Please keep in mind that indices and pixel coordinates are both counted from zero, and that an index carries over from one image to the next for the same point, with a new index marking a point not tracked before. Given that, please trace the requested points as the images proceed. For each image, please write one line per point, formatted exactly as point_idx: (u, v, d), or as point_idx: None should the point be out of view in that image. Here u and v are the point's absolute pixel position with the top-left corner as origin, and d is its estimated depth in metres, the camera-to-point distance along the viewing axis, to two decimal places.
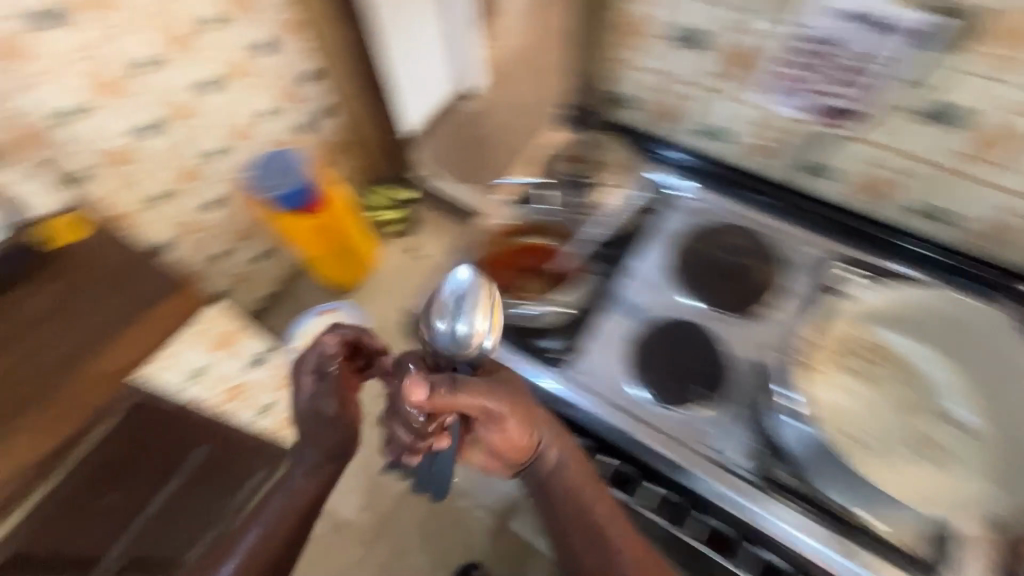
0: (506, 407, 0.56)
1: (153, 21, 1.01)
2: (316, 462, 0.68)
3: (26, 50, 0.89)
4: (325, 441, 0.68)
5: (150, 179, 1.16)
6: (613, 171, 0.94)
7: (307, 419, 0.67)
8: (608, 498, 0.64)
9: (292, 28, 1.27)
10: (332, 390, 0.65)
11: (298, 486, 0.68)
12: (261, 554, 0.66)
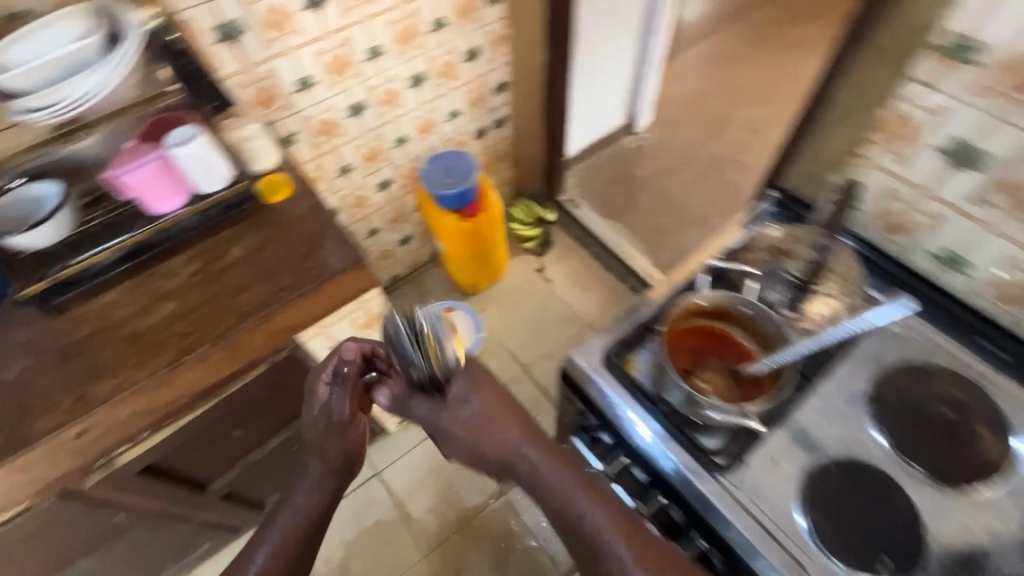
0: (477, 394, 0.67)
1: (394, 18, 1.13)
2: (319, 471, 0.77)
3: (298, 25, 1.02)
4: (331, 450, 0.76)
5: (346, 149, 1.30)
6: (845, 274, 0.74)
7: (317, 426, 0.76)
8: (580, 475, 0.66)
9: (496, 43, 1.38)
10: (340, 392, 0.75)
11: (305, 489, 0.77)
12: (289, 537, 0.74)
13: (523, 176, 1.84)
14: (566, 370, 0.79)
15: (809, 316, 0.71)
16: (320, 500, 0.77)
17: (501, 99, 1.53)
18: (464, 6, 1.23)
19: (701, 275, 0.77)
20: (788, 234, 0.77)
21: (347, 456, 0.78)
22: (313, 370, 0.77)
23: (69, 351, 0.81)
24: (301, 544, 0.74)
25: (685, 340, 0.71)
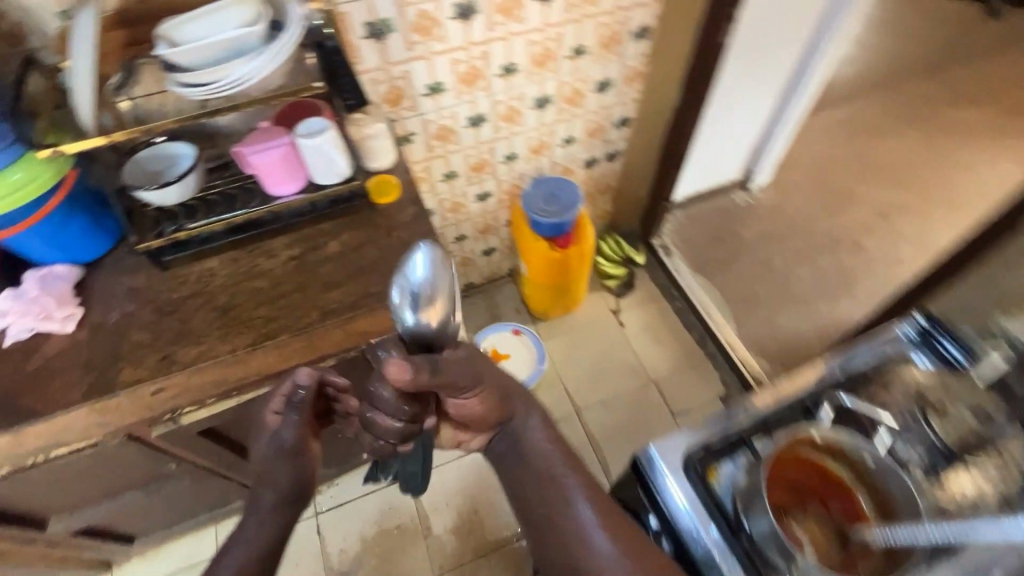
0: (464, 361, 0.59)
1: (536, 39, 1.10)
2: (268, 503, 0.63)
3: (443, 33, 1.01)
4: (280, 479, 0.65)
5: (456, 157, 1.29)
6: (997, 460, 0.66)
7: (265, 461, 0.66)
8: (569, 454, 0.67)
9: (631, 79, 1.32)
10: (295, 416, 0.68)
11: (250, 531, 0.60)
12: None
13: (620, 211, 1.78)
14: (637, 458, 0.71)
15: (942, 491, 0.66)
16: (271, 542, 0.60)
17: (619, 134, 1.47)
18: (609, 38, 1.18)
19: (824, 408, 0.71)
20: (938, 390, 0.71)
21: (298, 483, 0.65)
22: (261, 408, 0.72)
23: (166, 309, 0.84)
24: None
25: (790, 471, 0.65)
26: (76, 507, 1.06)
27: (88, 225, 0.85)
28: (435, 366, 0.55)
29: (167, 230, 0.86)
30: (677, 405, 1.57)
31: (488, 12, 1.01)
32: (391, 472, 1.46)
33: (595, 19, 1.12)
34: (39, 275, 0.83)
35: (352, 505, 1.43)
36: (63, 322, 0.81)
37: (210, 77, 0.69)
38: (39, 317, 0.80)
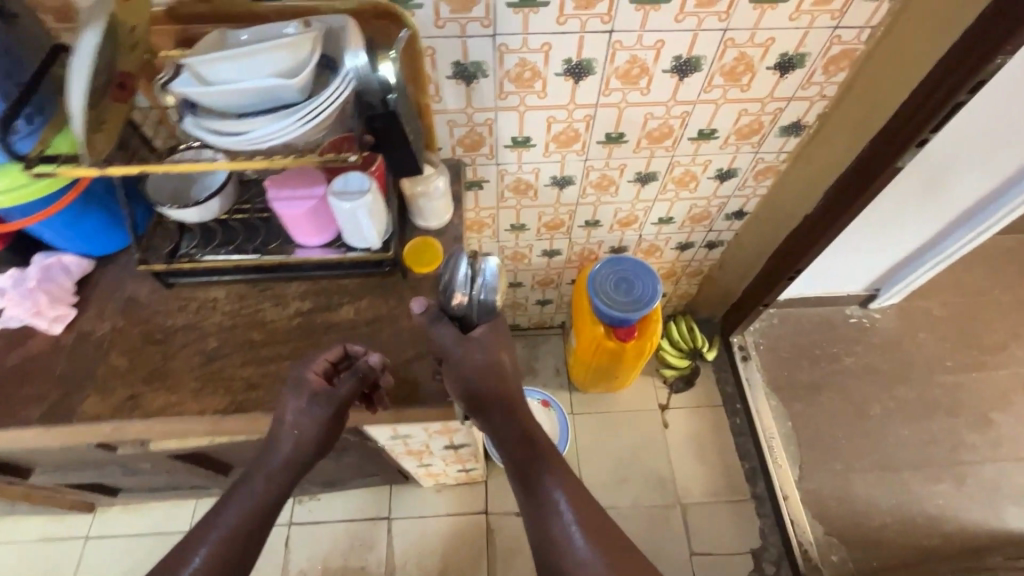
0: (489, 341, 0.72)
1: (656, 113, 0.90)
2: (288, 453, 0.67)
3: (544, 89, 0.84)
4: (307, 441, 0.67)
5: (529, 212, 1.13)
6: None
7: (298, 425, 0.67)
8: (571, 484, 0.69)
9: (762, 174, 1.07)
10: (345, 389, 0.67)
11: (265, 476, 0.67)
12: (237, 533, 0.64)
13: (703, 298, 1.54)
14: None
15: None
16: (275, 493, 0.67)
17: (728, 225, 1.23)
18: (749, 127, 0.95)
19: None
20: None
21: (321, 443, 0.68)
22: (298, 363, 0.69)
23: (154, 336, 0.76)
24: (246, 539, 0.64)
25: None
26: (56, 468, 1.06)
27: (101, 222, 0.78)
28: (479, 349, 0.70)
29: (181, 247, 0.78)
30: (699, 542, 1.36)
31: (604, 75, 0.82)
32: (373, 505, 1.39)
33: (737, 104, 0.90)
34: (44, 263, 0.77)
35: (326, 526, 1.36)
36: (52, 322, 0.76)
37: (249, 130, 0.57)
38: (30, 313, 0.74)
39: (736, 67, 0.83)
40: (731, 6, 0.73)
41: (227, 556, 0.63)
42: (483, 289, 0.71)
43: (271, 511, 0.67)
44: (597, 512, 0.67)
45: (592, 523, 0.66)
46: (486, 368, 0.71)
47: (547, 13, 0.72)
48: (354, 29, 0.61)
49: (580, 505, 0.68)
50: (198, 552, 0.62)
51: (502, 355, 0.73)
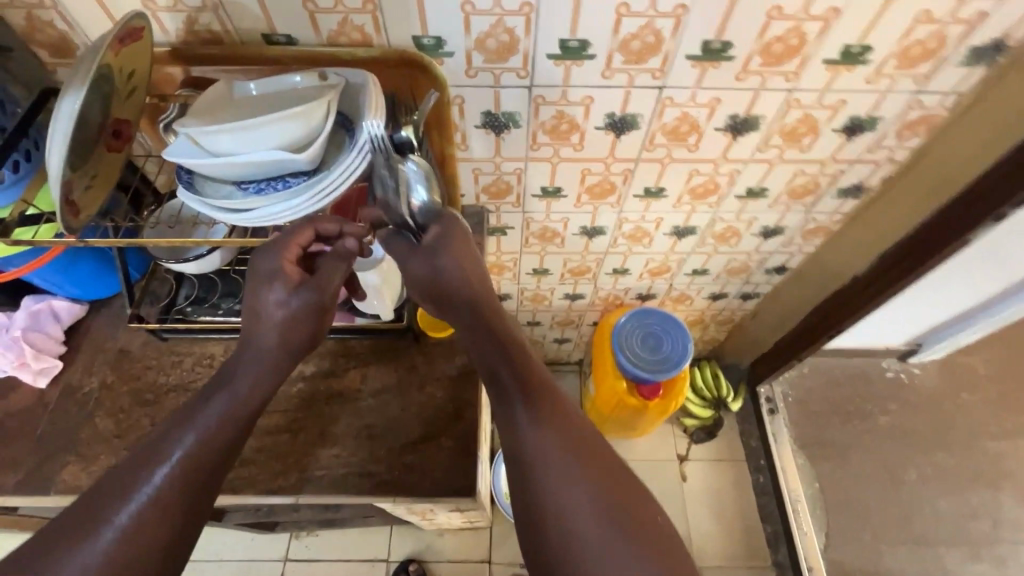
0: (453, 252, 0.57)
1: (702, 170, 0.81)
2: (275, 342, 0.56)
3: (581, 141, 0.76)
4: (297, 334, 0.57)
5: (554, 258, 1.05)
6: None
7: (284, 320, 0.56)
8: (559, 406, 0.54)
9: (811, 233, 0.98)
10: (332, 270, 0.59)
11: (251, 375, 0.56)
12: (214, 439, 0.51)
13: (731, 345, 1.45)
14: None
15: None
16: (263, 395, 0.56)
17: (766, 278, 1.14)
18: (804, 187, 0.86)
19: None
20: None
21: (314, 336, 0.59)
22: (263, 253, 0.57)
23: (146, 397, 0.70)
24: (229, 447, 0.52)
25: None
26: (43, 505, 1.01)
27: (96, 268, 0.72)
28: (436, 260, 0.57)
29: (177, 302, 0.73)
30: None
31: (649, 131, 0.74)
32: (372, 545, 1.32)
33: (793, 165, 0.81)
34: (33, 308, 0.72)
35: (321, 566, 1.30)
36: (37, 375, 0.70)
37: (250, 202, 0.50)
38: (14, 365, 0.69)
39: (798, 128, 0.74)
40: (802, 66, 0.64)
41: (208, 462, 0.50)
42: (419, 196, 0.53)
43: (250, 420, 0.55)
44: (583, 431, 0.53)
45: (573, 446, 0.52)
46: (445, 272, 0.57)
47: (592, 66, 0.64)
48: (373, 86, 0.53)
49: (551, 421, 0.53)
50: (162, 465, 0.48)
51: (461, 258, 0.58)
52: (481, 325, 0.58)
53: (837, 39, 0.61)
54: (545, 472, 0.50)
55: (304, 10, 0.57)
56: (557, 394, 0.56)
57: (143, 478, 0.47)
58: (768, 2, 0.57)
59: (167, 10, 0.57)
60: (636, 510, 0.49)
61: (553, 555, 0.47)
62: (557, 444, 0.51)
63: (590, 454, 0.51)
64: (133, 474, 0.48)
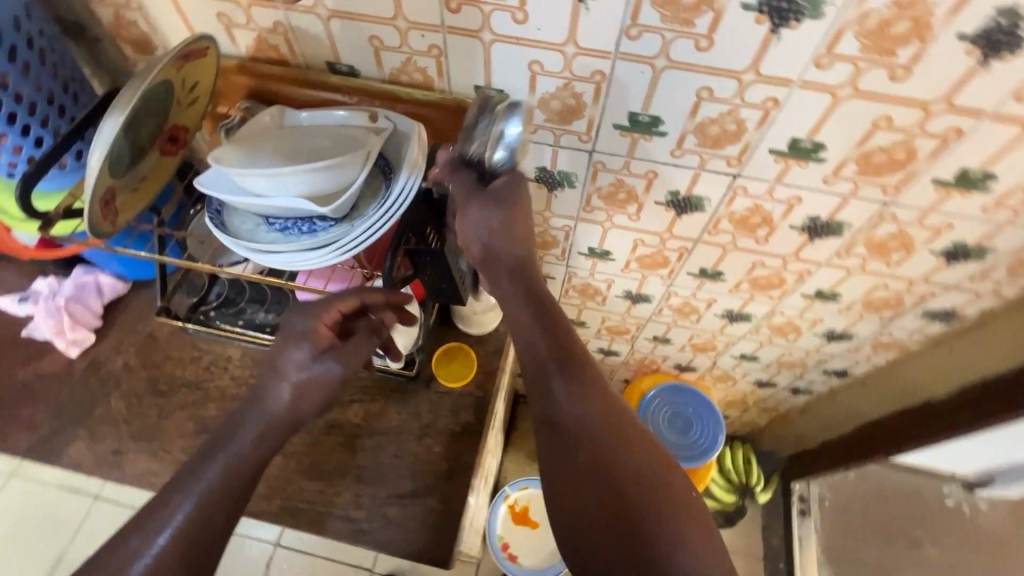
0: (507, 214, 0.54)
1: (768, 263, 0.74)
2: (284, 406, 0.56)
3: (639, 213, 0.70)
4: (309, 399, 0.57)
5: (592, 313, 0.99)
6: None
7: (303, 383, 0.56)
8: (591, 374, 0.54)
9: (883, 346, 0.87)
10: (363, 342, 0.59)
11: (253, 436, 0.55)
12: (218, 501, 0.51)
13: (771, 432, 1.33)
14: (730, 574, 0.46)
15: None
16: (263, 456, 0.55)
17: (822, 379, 1.03)
18: (884, 301, 0.76)
19: None
20: None
21: (323, 403, 0.58)
22: (298, 312, 0.58)
23: (159, 387, 0.71)
24: (226, 512, 0.51)
25: None
26: None
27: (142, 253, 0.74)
28: (494, 211, 0.53)
29: (207, 300, 0.74)
30: None
31: (715, 215, 0.67)
32: (359, 552, 1.32)
33: (875, 277, 0.71)
34: (81, 280, 0.76)
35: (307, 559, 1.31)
36: (70, 345, 0.73)
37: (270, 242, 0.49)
38: (52, 331, 0.73)
39: (888, 243, 0.65)
40: (905, 182, 0.56)
41: (202, 530, 0.50)
42: (504, 148, 0.52)
43: (253, 479, 0.54)
44: (613, 399, 0.53)
45: (607, 417, 0.52)
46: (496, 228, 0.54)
47: (661, 143, 0.58)
48: (417, 142, 0.51)
49: (589, 394, 0.53)
50: (162, 530, 0.49)
51: (512, 221, 0.54)
52: (524, 284, 0.56)
53: (954, 159, 0.52)
54: (581, 441, 0.51)
55: (370, 46, 0.55)
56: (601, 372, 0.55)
57: (142, 547, 0.48)
58: (876, 111, 0.50)
59: (241, 27, 0.57)
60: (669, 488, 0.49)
61: (587, 520, 0.47)
62: (595, 412, 0.52)
63: (622, 423, 0.52)
64: (132, 541, 0.48)
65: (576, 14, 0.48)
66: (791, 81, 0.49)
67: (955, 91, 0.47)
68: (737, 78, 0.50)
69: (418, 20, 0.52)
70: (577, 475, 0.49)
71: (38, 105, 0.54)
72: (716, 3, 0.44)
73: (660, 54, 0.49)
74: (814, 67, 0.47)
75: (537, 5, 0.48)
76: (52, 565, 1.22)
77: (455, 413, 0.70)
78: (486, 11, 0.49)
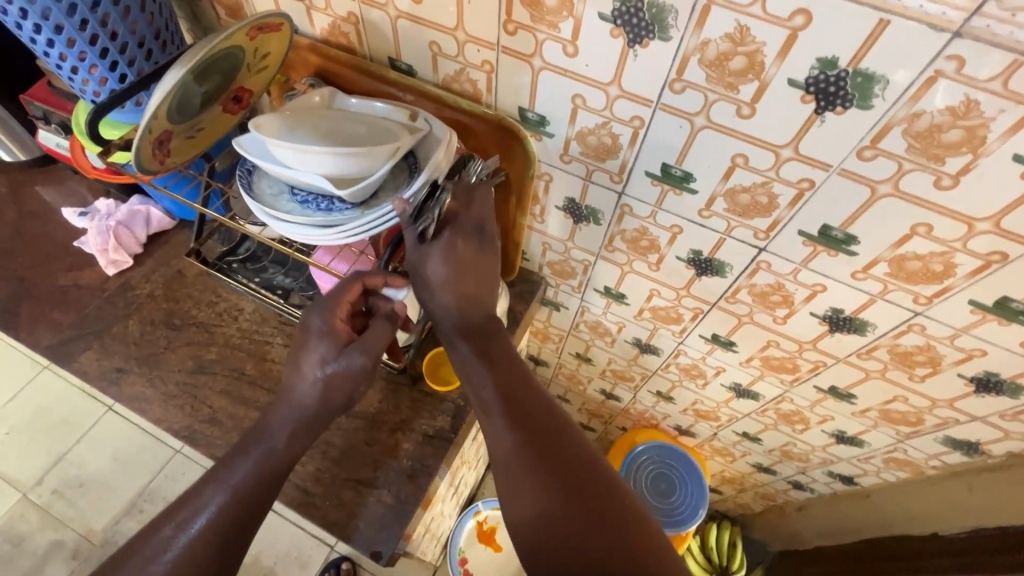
0: (449, 270, 0.52)
1: (782, 346, 0.70)
2: (314, 401, 0.55)
3: (659, 264, 0.69)
4: (337, 391, 0.56)
5: (599, 352, 0.98)
6: None
7: (329, 378, 0.55)
8: (529, 390, 0.53)
9: (896, 462, 0.81)
10: (379, 330, 0.56)
11: (286, 431, 0.55)
12: (248, 496, 0.53)
13: (764, 522, 1.26)
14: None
15: None
16: (293, 454, 0.56)
17: (826, 480, 0.97)
18: (902, 415, 0.71)
19: None
20: None
21: (351, 399, 0.57)
22: (314, 309, 0.57)
23: (173, 322, 0.76)
24: (258, 501, 0.53)
25: None
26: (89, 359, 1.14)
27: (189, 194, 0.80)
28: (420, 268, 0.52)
29: (235, 252, 0.79)
30: None
31: (734, 284, 0.65)
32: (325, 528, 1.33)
33: (896, 388, 0.67)
34: (134, 208, 0.82)
35: None
36: (108, 264, 0.79)
37: (288, 211, 0.52)
38: (98, 248, 0.79)
39: (913, 355, 0.61)
40: (938, 295, 0.53)
41: (236, 521, 0.51)
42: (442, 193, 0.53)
43: (287, 469, 0.55)
44: (549, 412, 0.52)
45: (547, 433, 0.50)
46: (433, 287, 0.53)
47: (691, 200, 0.58)
48: (444, 148, 0.55)
49: (527, 419, 0.50)
50: (196, 518, 0.51)
51: (453, 280, 0.52)
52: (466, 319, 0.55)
53: (995, 284, 0.49)
54: (524, 465, 0.48)
55: (429, 51, 0.58)
56: (536, 387, 0.54)
57: (183, 525, 0.50)
58: (916, 216, 0.47)
59: (319, 12, 0.61)
60: (616, 498, 0.46)
61: (544, 546, 0.44)
62: (536, 449, 0.48)
63: (561, 435, 0.50)
64: (163, 528, 0.51)
65: (623, 58, 0.48)
66: (831, 167, 0.47)
67: (1005, 213, 0.44)
68: (775, 152, 0.48)
69: (475, 34, 0.53)
70: (532, 528, 0.45)
71: (129, 46, 0.59)
72: (763, 74, 0.43)
73: (701, 112, 0.49)
74: (855, 157, 0.45)
75: (588, 42, 0.48)
76: (53, 461, 1.30)
77: (431, 416, 0.71)
78: (540, 39, 0.50)
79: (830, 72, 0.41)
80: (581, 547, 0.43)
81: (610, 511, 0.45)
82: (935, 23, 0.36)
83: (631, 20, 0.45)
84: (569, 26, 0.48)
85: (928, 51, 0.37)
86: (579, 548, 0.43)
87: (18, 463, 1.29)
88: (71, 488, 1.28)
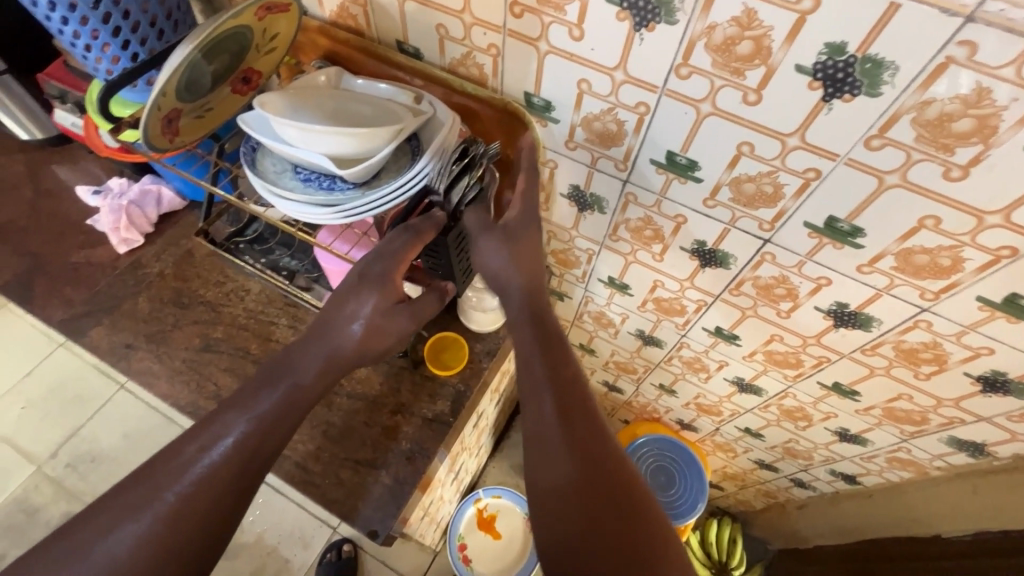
0: (526, 258, 0.58)
1: (787, 340, 0.70)
2: (352, 348, 0.54)
3: (663, 254, 0.69)
4: (375, 342, 0.55)
5: (603, 344, 0.98)
6: None
7: (372, 327, 0.54)
8: (571, 380, 0.54)
9: (900, 461, 0.80)
10: (426, 305, 0.59)
11: (315, 368, 0.54)
12: (266, 434, 0.52)
13: (765, 520, 1.25)
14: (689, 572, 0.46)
15: None
16: (318, 389, 0.54)
17: (827, 479, 0.97)
18: (906, 414, 0.70)
19: None
20: None
21: (386, 350, 0.57)
22: (373, 254, 0.54)
23: (181, 300, 0.77)
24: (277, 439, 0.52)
25: None
26: None
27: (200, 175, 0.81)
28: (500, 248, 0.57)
29: (242, 234, 0.80)
30: None
31: (739, 276, 0.64)
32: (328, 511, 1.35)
33: (901, 386, 0.66)
34: (146, 187, 0.83)
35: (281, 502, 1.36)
36: (120, 242, 0.80)
37: (292, 188, 0.53)
38: (110, 226, 0.80)
39: (919, 352, 0.60)
40: (945, 291, 0.52)
41: (251, 454, 0.50)
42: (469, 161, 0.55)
43: (313, 402, 0.55)
44: (585, 403, 0.53)
45: (583, 424, 0.51)
46: (507, 265, 0.57)
47: (695, 189, 0.57)
48: (449, 131, 0.55)
49: (568, 406, 0.52)
50: (211, 449, 0.49)
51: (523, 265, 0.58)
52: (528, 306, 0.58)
53: (1004, 280, 0.48)
54: (556, 448, 0.49)
55: (436, 34, 0.58)
56: (584, 387, 0.54)
57: (194, 457, 0.49)
58: (924, 207, 0.46)
59: None
60: (636, 498, 0.48)
61: (559, 532, 0.46)
62: (569, 435, 0.50)
63: (594, 427, 0.52)
64: (181, 454, 0.49)
65: (630, 42, 0.48)
66: (838, 156, 0.46)
67: (1015, 207, 0.43)
68: (782, 141, 0.48)
69: (482, 17, 0.53)
70: (552, 510, 0.47)
71: (141, 25, 0.60)
72: (771, 59, 0.43)
73: (707, 99, 0.48)
74: (863, 147, 0.45)
75: (595, 26, 0.48)
76: (67, 436, 1.33)
77: (431, 400, 0.72)
78: (546, 22, 0.50)
79: (839, 58, 0.40)
80: (595, 539, 0.45)
81: (629, 508, 0.47)
82: (947, 7, 0.35)
83: (637, 3, 0.44)
84: (575, 9, 0.48)
85: (939, 37, 0.36)
86: (591, 544, 0.44)
87: (34, 437, 1.32)
88: (84, 463, 1.31)
